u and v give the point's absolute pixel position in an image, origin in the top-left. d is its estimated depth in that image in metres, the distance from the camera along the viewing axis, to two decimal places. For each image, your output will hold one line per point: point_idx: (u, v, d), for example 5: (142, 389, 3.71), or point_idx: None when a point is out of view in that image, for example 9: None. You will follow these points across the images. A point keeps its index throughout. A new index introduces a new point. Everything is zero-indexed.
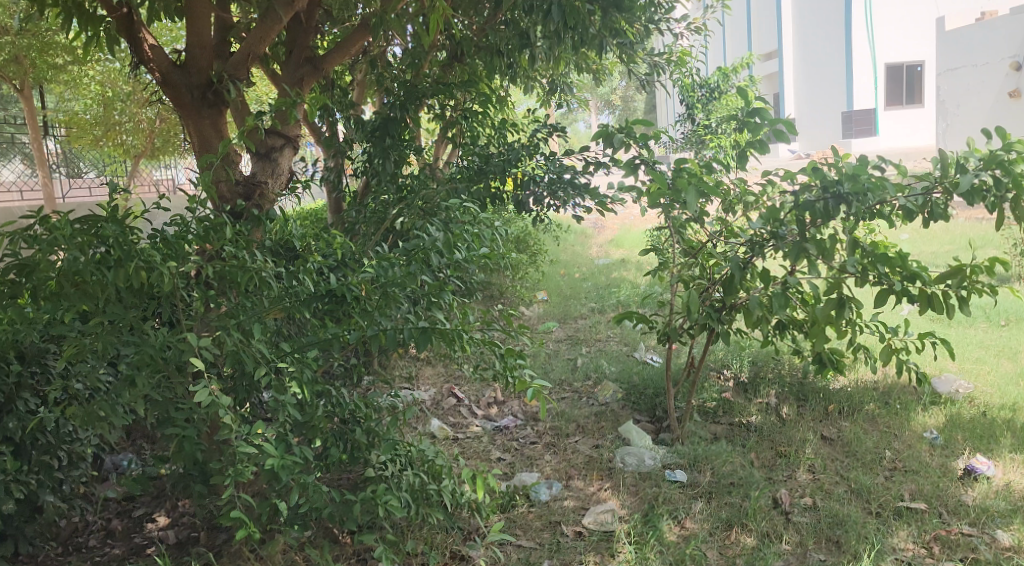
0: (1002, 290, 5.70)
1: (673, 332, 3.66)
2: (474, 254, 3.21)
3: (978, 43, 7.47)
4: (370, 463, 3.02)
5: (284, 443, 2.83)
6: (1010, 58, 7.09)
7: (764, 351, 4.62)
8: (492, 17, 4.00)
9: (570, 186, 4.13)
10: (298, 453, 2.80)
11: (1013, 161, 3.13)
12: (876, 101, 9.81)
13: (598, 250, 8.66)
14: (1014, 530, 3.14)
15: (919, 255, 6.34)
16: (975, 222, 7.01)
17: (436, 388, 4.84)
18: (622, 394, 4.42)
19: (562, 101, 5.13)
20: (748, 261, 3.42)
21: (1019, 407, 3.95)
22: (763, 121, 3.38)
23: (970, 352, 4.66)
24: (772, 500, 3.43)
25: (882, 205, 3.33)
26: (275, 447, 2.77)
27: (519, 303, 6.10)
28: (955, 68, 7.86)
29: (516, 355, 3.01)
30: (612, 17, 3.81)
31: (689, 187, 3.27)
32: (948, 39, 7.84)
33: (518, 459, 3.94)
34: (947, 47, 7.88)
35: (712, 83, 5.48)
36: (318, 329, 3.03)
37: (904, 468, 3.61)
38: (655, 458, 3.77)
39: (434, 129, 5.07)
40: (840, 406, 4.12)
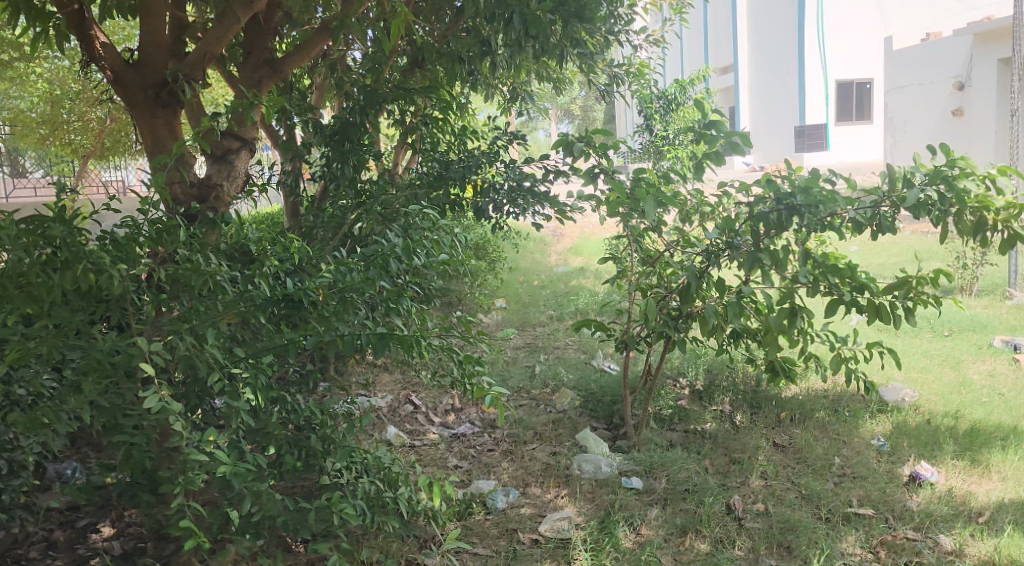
0: (947, 302, 5.91)
1: (631, 340, 3.68)
2: (433, 260, 3.24)
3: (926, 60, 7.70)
4: (325, 470, 3.01)
5: (237, 449, 2.80)
6: (954, 78, 7.46)
7: (719, 359, 4.71)
8: (454, 23, 3.90)
9: (530, 194, 4.09)
10: (251, 461, 2.77)
11: (956, 177, 3.23)
12: (829, 116, 10.30)
13: (556, 258, 8.69)
14: (956, 535, 3.23)
15: (865, 267, 6.53)
16: (921, 235, 7.25)
17: (393, 395, 4.81)
18: (580, 401, 4.44)
19: (522, 109, 5.08)
20: (705, 270, 3.48)
21: (960, 414, 4.08)
22: (718, 133, 3.40)
23: (916, 361, 4.80)
24: (726, 506, 3.49)
25: (833, 218, 3.41)
26: (228, 454, 2.74)
27: (478, 310, 6.06)
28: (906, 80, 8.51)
29: (474, 362, 3.02)
30: (574, 28, 3.70)
31: (647, 197, 3.32)
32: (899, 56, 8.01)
33: (475, 466, 3.93)
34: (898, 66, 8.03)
35: (670, 95, 5.51)
36: (274, 335, 3.00)
37: (853, 475, 3.69)
38: (612, 465, 3.79)
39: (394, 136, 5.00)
40: (792, 413, 4.21)
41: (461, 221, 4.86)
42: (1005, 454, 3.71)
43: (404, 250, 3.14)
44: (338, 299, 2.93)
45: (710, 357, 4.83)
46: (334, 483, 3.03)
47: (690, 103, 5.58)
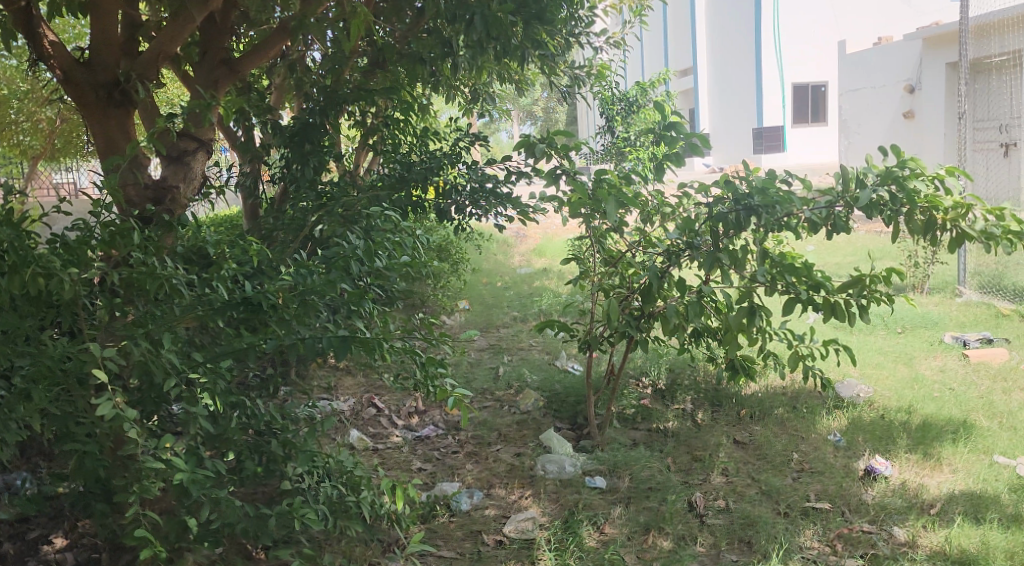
0: (899, 300, 6.07)
1: (594, 340, 3.71)
2: (395, 261, 3.21)
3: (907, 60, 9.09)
4: (285, 475, 2.97)
5: (196, 456, 2.76)
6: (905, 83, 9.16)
7: (682, 357, 4.80)
8: (415, 25, 3.88)
9: (493, 195, 4.08)
10: (209, 467, 2.72)
11: (907, 177, 3.30)
12: (783, 122, 14.30)
13: (519, 259, 8.72)
14: (909, 526, 3.30)
15: (820, 265, 6.67)
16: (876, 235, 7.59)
17: (356, 398, 4.77)
18: (543, 402, 4.46)
19: (485, 111, 5.07)
20: (666, 270, 3.52)
21: (913, 409, 4.18)
22: (678, 135, 3.43)
23: (870, 357, 4.92)
24: (687, 504, 3.53)
25: (789, 218, 3.47)
26: (185, 461, 2.69)
27: (441, 312, 6.05)
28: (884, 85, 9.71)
29: (437, 363, 3.01)
30: (535, 29, 3.68)
31: (608, 198, 3.35)
32: (892, 57, 9.34)
33: (439, 469, 3.92)
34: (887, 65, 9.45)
35: (631, 97, 5.56)
36: (233, 339, 2.94)
37: (810, 470, 3.76)
38: (575, 465, 3.81)
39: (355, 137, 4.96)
40: (751, 410, 4.28)
41: (423, 223, 4.84)
42: (956, 447, 3.81)
43: (366, 252, 3.12)
44: (298, 302, 2.89)
45: (672, 357, 4.92)
46: (295, 489, 2.97)
47: (651, 105, 5.64)
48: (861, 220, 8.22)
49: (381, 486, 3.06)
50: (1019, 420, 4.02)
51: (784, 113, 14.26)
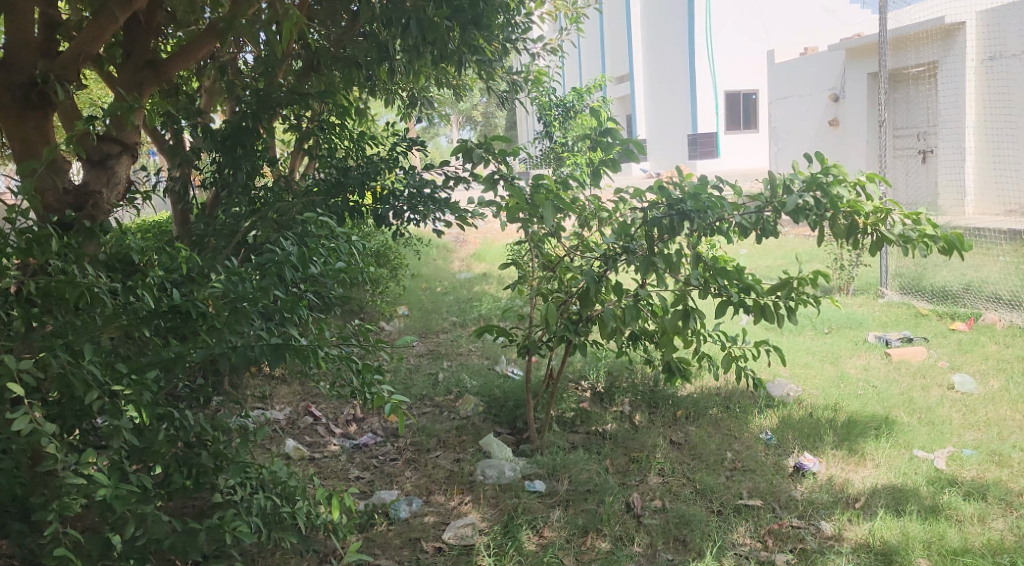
0: (825, 302, 6.30)
1: (533, 344, 3.73)
2: (330, 268, 3.18)
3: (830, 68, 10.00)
4: (217, 487, 2.90)
5: (119, 471, 2.66)
6: (830, 91, 10.04)
7: (619, 361, 4.89)
8: (349, 28, 3.81)
9: (431, 201, 4.10)
10: (134, 482, 2.62)
11: (831, 184, 3.41)
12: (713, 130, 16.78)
13: (459, 264, 8.72)
14: (835, 520, 3.42)
15: (751, 269, 6.84)
16: (805, 239, 7.89)
17: (292, 407, 4.68)
18: (483, 407, 4.46)
19: (423, 115, 5.03)
20: (603, 274, 3.59)
21: (840, 407, 4.33)
22: (614, 141, 3.47)
23: (799, 357, 5.08)
24: (625, 504, 3.58)
25: (721, 222, 3.55)
26: (109, 477, 2.59)
27: (379, 317, 6.00)
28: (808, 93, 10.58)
29: (374, 370, 2.96)
30: (471, 35, 3.67)
31: (545, 203, 3.37)
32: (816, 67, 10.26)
33: (378, 477, 3.88)
34: (811, 75, 10.37)
35: (568, 103, 5.59)
36: (160, 349, 2.84)
37: (743, 468, 3.86)
38: (515, 469, 3.83)
39: (290, 141, 4.87)
40: (687, 411, 4.37)
41: (360, 229, 4.79)
42: (878, 443, 3.96)
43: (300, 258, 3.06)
44: (230, 309, 2.81)
45: (610, 360, 5.00)
46: (227, 501, 2.93)
47: (587, 111, 5.70)
48: (787, 225, 8.54)
49: (317, 496, 2.99)
50: (937, 415, 4.21)
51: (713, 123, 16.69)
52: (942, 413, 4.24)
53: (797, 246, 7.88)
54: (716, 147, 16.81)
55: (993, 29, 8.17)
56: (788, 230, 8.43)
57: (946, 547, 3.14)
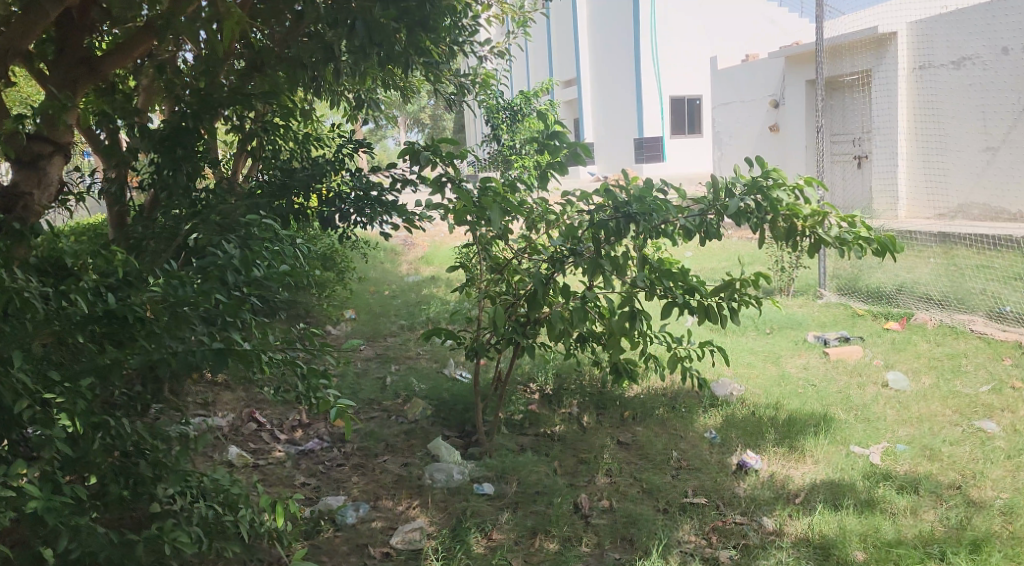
0: (767, 303, 6.45)
1: (481, 347, 3.73)
2: (274, 272, 3.09)
3: (771, 75, 10.39)
4: (156, 497, 2.83)
5: (51, 482, 2.57)
6: (770, 97, 10.42)
7: (567, 363, 4.92)
8: (294, 29, 3.76)
9: (378, 203, 4.04)
10: (68, 493, 2.54)
11: (770, 187, 3.50)
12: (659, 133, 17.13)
13: (407, 267, 8.66)
14: (776, 516, 3.49)
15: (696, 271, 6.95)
16: (749, 243, 8.16)
17: (235, 413, 4.59)
18: (431, 411, 4.44)
19: (369, 116, 4.99)
20: (550, 276, 3.61)
21: (781, 405, 4.44)
22: (561, 144, 3.50)
23: (742, 357, 5.18)
24: (573, 505, 3.61)
25: (665, 225, 3.61)
26: (40, 489, 2.50)
27: (326, 322, 5.94)
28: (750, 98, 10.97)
29: (319, 374, 2.92)
30: (418, 36, 3.64)
31: (492, 205, 3.35)
32: (758, 73, 10.64)
33: (324, 483, 3.84)
34: (753, 81, 10.76)
35: (515, 106, 5.62)
36: (96, 356, 2.75)
37: (688, 467, 3.92)
38: (463, 472, 3.83)
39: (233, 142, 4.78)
40: (634, 412, 4.43)
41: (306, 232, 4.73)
42: (818, 440, 4.06)
43: (243, 261, 2.99)
44: (170, 315, 2.74)
45: (558, 362, 5.03)
46: (167, 511, 2.88)
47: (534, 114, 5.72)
48: (732, 229, 8.72)
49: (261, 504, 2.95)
50: (872, 412, 4.34)
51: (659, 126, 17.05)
52: (877, 409, 4.38)
53: (740, 249, 8.12)
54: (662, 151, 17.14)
55: (921, 39, 8.48)
56: (732, 232, 8.62)
57: (882, 539, 3.23)
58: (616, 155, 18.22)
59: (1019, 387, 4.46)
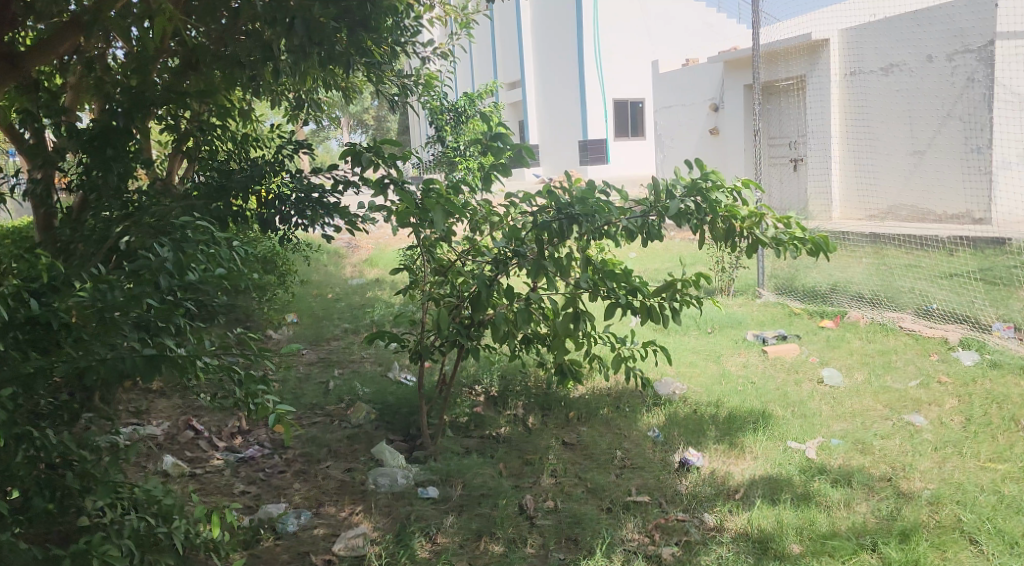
0: (707, 303, 6.58)
1: (426, 350, 3.70)
2: (208, 274, 3.00)
3: (711, 79, 10.64)
4: (84, 510, 2.73)
5: None
6: (711, 101, 10.68)
7: (513, 364, 4.92)
8: (230, 26, 3.67)
9: (319, 205, 3.99)
10: None
11: (710, 189, 3.55)
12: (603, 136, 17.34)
13: (351, 269, 8.55)
14: (717, 512, 3.55)
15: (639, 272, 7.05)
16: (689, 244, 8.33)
17: (171, 421, 4.46)
18: (375, 415, 4.39)
19: (311, 117, 4.90)
20: (494, 278, 3.61)
21: (721, 403, 4.52)
22: (504, 145, 3.53)
23: (685, 356, 5.27)
24: (518, 507, 3.60)
25: (608, 226, 3.62)
26: None
27: (267, 326, 5.84)
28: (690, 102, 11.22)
29: (258, 380, 2.84)
30: (359, 36, 3.59)
31: (436, 206, 3.35)
32: (698, 78, 10.89)
33: (264, 491, 3.75)
34: (694, 84, 11.00)
35: (459, 107, 5.59)
36: (19, 364, 2.63)
37: (632, 465, 3.96)
38: (407, 477, 3.79)
39: (167, 143, 4.64)
40: (579, 412, 4.46)
41: (244, 235, 4.63)
42: (757, 436, 4.15)
43: (176, 265, 2.84)
44: (98, 320, 2.70)
45: (503, 363, 5.03)
46: (94, 524, 2.77)
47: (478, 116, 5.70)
48: (673, 231, 8.91)
49: (196, 513, 2.86)
50: (808, 408, 4.45)
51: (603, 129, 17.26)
52: (812, 406, 4.49)
53: (682, 250, 8.29)
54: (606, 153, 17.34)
55: (853, 47, 8.85)
56: (674, 233, 8.78)
57: (817, 531, 3.32)
58: (560, 157, 18.39)
59: (946, 382, 4.63)
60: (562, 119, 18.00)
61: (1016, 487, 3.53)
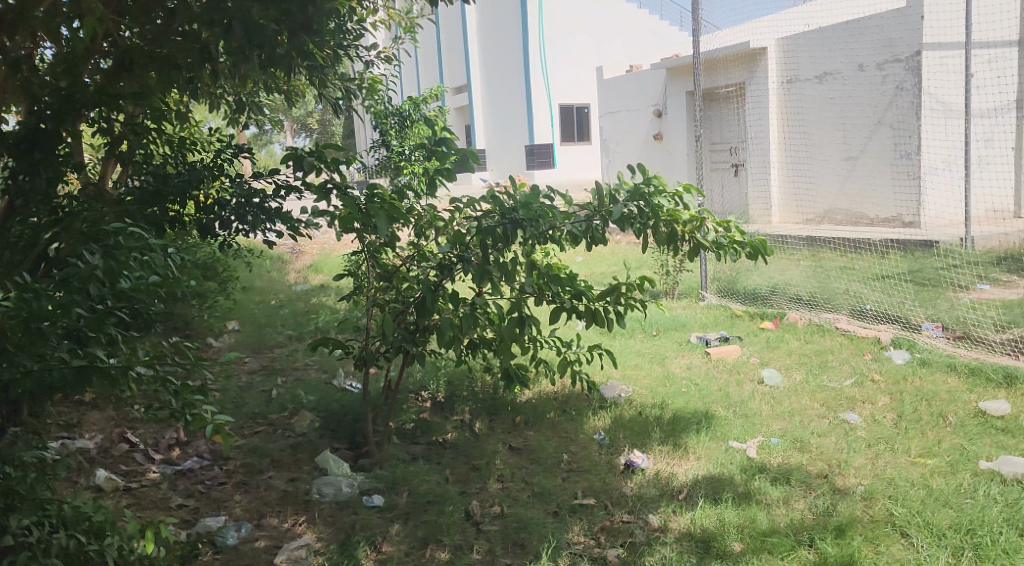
0: (650, 306, 6.67)
1: (371, 356, 3.67)
2: (143, 283, 2.88)
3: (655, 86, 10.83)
4: (7, 530, 2.57)
5: None
6: (655, 108, 10.87)
7: (460, 369, 4.90)
8: (165, 28, 3.56)
9: (259, 210, 3.85)
10: None
11: (652, 194, 3.59)
12: (551, 141, 17.41)
13: (295, 275, 8.41)
14: (661, 512, 3.59)
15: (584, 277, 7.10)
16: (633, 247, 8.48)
17: (105, 433, 4.31)
18: (320, 423, 4.32)
19: (252, 120, 4.83)
20: (439, 283, 3.58)
21: (666, 404, 4.59)
22: (449, 150, 3.53)
23: (630, 359, 5.33)
24: (464, 513, 3.58)
25: (552, 231, 3.63)
26: None
27: (207, 334, 5.71)
28: (635, 108, 11.40)
29: (196, 390, 2.76)
30: (300, 40, 3.50)
31: (379, 212, 3.28)
32: (642, 84, 11.08)
33: (203, 503, 3.66)
34: (638, 90, 11.17)
35: (405, 112, 5.50)
36: None
37: (578, 469, 3.98)
38: (352, 486, 3.73)
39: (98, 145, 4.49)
40: (526, 416, 4.47)
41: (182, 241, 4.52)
42: (699, 437, 4.22)
43: (108, 273, 2.73)
44: (25, 330, 2.62)
45: (450, 369, 5.01)
46: (20, 544, 2.59)
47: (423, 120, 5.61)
48: (619, 235, 9.02)
49: (131, 530, 2.70)
50: (749, 408, 4.54)
51: (551, 134, 17.35)
52: (753, 405, 4.58)
53: (627, 254, 8.42)
54: (553, 157, 17.45)
55: (796, 53, 9.02)
56: (619, 237, 8.88)
57: (757, 529, 3.38)
58: (507, 162, 18.43)
59: (878, 380, 4.78)
60: (510, 124, 18.05)
61: (944, 481, 3.66)
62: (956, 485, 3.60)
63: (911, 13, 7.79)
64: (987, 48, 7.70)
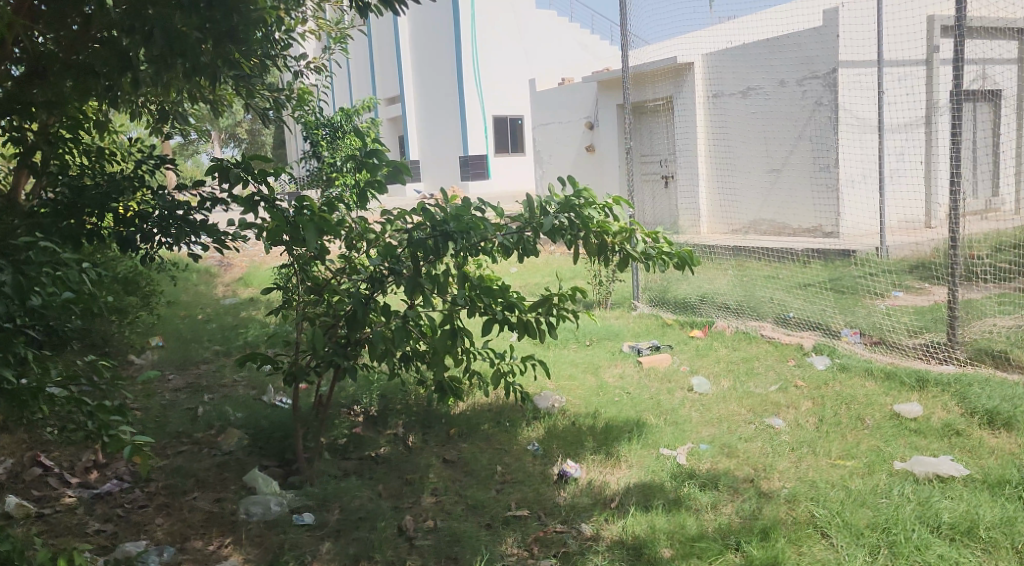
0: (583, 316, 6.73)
1: (301, 371, 3.58)
2: (54, 300, 2.75)
3: (586, 99, 10.97)
4: None
5: None
6: (587, 120, 11.01)
7: (393, 383, 4.83)
8: (81, 33, 3.40)
9: (185, 223, 3.67)
10: None
11: (582, 205, 3.61)
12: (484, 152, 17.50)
13: (223, 289, 8.18)
14: (594, 521, 3.61)
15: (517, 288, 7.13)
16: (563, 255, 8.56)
17: (16, 457, 4.09)
18: (248, 441, 4.19)
19: (178, 130, 4.67)
20: (370, 296, 3.52)
21: (599, 413, 4.62)
22: (380, 162, 3.46)
23: (564, 369, 5.36)
24: (397, 529, 3.52)
25: (484, 243, 3.62)
26: None
27: (129, 351, 5.50)
28: (568, 120, 11.54)
29: (114, 409, 2.62)
30: (225, 49, 3.40)
31: (308, 224, 3.23)
32: (574, 97, 11.22)
33: (122, 528, 3.49)
34: (570, 103, 11.31)
35: (335, 123, 5.43)
36: None
37: (512, 480, 3.97)
38: (282, 504, 3.63)
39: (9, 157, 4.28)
40: (459, 429, 4.45)
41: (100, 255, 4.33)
42: (632, 445, 4.25)
43: (17, 288, 2.57)
44: None
45: (383, 382, 4.94)
46: None
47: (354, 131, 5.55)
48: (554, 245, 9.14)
49: (42, 558, 2.54)
50: (679, 415, 4.62)
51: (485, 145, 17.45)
52: (683, 413, 4.66)
53: (559, 266, 8.51)
54: (487, 168, 17.54)
55: (717, 69, 9.34)
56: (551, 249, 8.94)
57: (687, 534, 3.43)
58: (441, 173, 18.43)
59: (801, 385, 4.93)
60: (444, 135, 18.04)
61: (862, 481, 3.79)
62: (873, 486, 3.73)
63: (828, 32, 8.10)
64: (897, 66, 8.04)
